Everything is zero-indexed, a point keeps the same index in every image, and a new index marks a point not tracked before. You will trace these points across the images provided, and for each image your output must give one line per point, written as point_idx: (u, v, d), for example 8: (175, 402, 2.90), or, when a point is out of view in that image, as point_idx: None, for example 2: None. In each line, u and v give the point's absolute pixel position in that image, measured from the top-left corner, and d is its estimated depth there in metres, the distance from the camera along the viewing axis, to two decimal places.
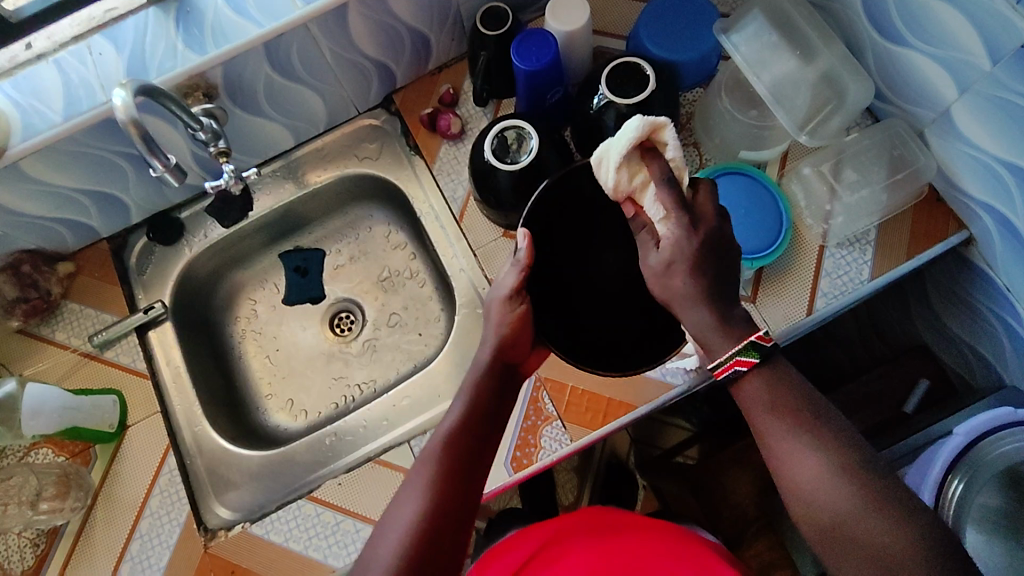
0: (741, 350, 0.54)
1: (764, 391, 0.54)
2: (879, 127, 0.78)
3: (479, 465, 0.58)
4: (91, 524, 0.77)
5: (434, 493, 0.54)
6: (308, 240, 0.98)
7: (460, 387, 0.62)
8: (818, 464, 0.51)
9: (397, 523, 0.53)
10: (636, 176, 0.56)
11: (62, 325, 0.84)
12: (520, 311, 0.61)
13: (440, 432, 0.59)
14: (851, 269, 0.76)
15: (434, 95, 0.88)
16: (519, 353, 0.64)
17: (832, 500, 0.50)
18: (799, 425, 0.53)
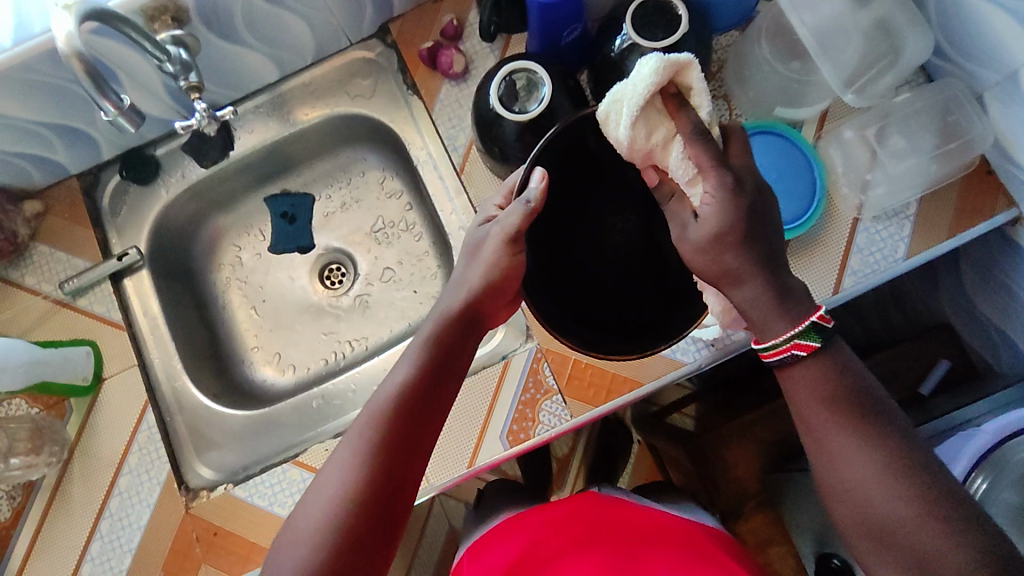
0: (801, 333, 0.50)
1: (818, 380, 0.50)
2: (931, 87, 0.70)
3: (431, 425, 0.54)
4: (69, 478, 0.74)
5: (377, 454, 0.51)
6: (296, 183, 0.91)
7: (419, 333, 0.57)
8: (873, 463, 0.48)
9: (336, 480, 0.50)
10: (657, 131, 0.49)
11: (31, 268, 0.78)
12: (515, 258, 0.55)
13: (395, 381, 0.54)
14: (886, 245, 0.69)
15: (435, 26, 0.78)
16: (492, 302, 0.58)
17: (885, 501, 0.48)
18: (855, 420, 0.49)
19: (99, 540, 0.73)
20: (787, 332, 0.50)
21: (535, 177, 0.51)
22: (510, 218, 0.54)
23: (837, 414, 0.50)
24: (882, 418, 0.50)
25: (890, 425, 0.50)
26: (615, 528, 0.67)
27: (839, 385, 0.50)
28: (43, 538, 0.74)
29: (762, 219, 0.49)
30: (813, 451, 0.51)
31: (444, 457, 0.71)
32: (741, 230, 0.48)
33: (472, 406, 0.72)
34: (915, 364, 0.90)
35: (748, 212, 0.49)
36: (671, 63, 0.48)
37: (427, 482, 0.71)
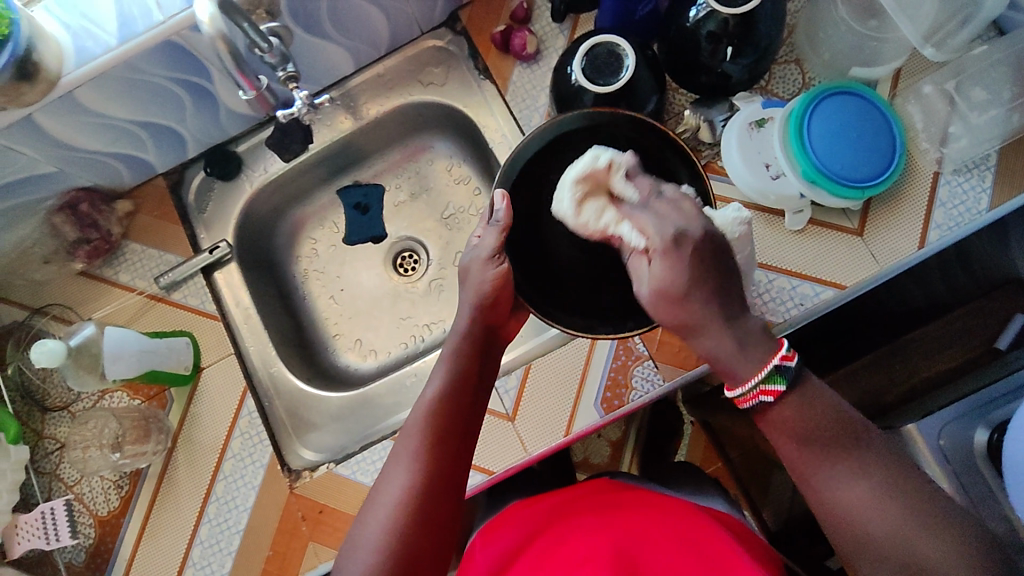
0: (765, 378, 0.54)
1: (798, 413, 0.54)
2: (1005, 39, 0.71)
3: (466, 431, 0.60)
4: (174, 466, 0.76)
5: (424, 463, 0.56)
6: (367, 174, 0.93)
7: (441, 353, 0.63)
8: (866, 489, 0.51)
9: (389, 491, 0.56)
10: (599, 211, 0.58)
11: (124, 266, 0.81)
12: (501, 271, 0.60)
13: (426, 398, 0.60)
14: (969, 198, 0.70)
15: (505, 10, 0.81)
16: (499, 318, 0.64)
17: (882, 523, 0.50)
18: (833, 455, 0.53)
19: (207, 524, 0.75)
20: (753, 378, 0.55)
21: (498, 199, 0.60)
22: (488, 240, 0.61)
23: (818, 449, 0.53)
24: (862, 449, 0.53)
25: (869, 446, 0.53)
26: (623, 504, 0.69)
27: (817, 422, 0.54)
28: (153, 524, 0.75)
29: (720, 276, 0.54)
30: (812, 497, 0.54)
31: (541, 426, 0.73)
32: (696, 285, 0.53)
33: (564, 378, 0.74)
34: (991, 322, 0.89)
35: (703, 261, 0.53)
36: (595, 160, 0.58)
37: (525, 451, 0.73)
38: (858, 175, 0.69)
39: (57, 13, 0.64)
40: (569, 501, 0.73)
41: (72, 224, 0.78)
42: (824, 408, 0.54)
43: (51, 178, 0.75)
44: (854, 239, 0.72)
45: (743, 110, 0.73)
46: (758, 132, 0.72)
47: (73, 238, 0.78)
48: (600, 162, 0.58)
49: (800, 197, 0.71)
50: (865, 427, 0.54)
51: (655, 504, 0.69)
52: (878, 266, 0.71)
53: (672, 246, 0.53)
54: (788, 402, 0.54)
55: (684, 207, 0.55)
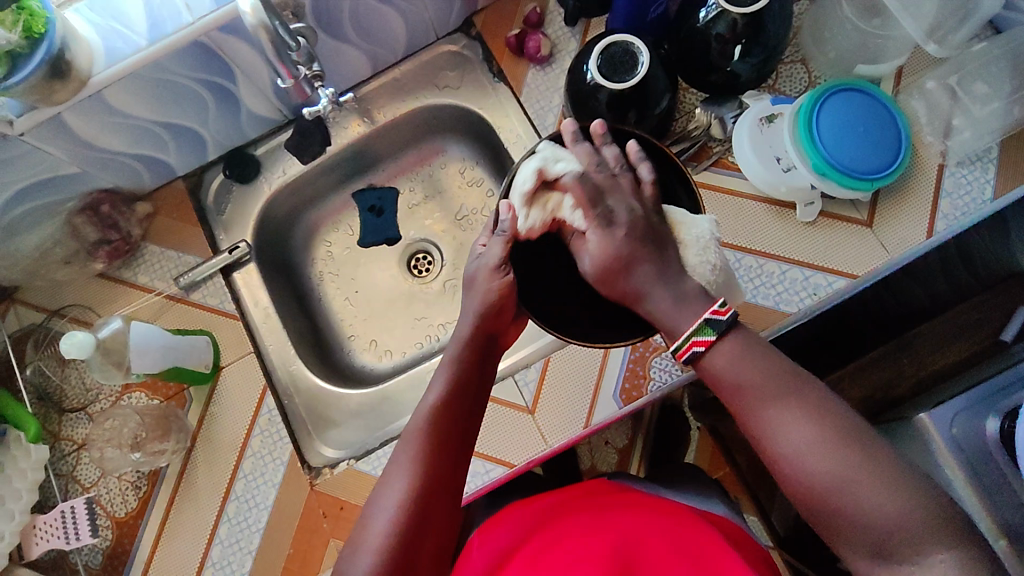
0: (696, 330, 0.53)
1: (734, 359, 0.53)
2: (1002, 37, 0.74)
3: (466, 439, 0.58)
4: (193, 465, 0.76)
5: (425, 469, 0.54)
6: (381, 177, 0.95)
7: (441, 361, 0.60)
8: (803, 433, 0.50)
9: (387, 502, 0.53)
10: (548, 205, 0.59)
11: (144, 267, 0.81)
12: (509, 280, 0.59)
13: (426, 405, 0.57)
14: (973, 188, 0.72)
15: (519, 16, 0.83)
16: (501, 325, 0.61)
17: (819, 467, 0.49)
18: (770, 397, 0.51)
19: (226, 523, 0.74)
20: (688, 329, 0.53)
21: (504, 210, 0.60)
22: (493, 249, 0.60)
23: (753, 390, 0.52)
24: (801, 390, 0.51)
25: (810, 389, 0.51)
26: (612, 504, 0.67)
27: (755, 364, 0.52)
28: (171, 525, 0.75)
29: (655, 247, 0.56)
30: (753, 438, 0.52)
31: (561, 419, 0.73)
32: (637, 252, 0.55)
33: (583, 371, 0.74)
34: (996, 315, 0.90)
35: (636, 237, 0.56)
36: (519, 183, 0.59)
37: (545, 443, 0.73)
38: (866, 168, 0.71)
39: (87, 15, 0.65)
40: (567, 500, 0.70)
41: (93, 225, 0.79)
42: (754, 350, 0.53)
43: (74, 179, 0.76)
44: (864, 230, 0.74)
45: (752, 107, 0.75)
46: (769, 128, 0.74)
47: (93, 239, 0.79)
48: (531, 176, 0.59)
49: (810, 190, 0.73)
50: (796, 368, 0.53)
51: (642, 505, 0.67)
52: (889, 256, 0.73)
53: (608, 224, 0.56)
54: (722, 348, 0.53)
55: (610, 199, 0.58)
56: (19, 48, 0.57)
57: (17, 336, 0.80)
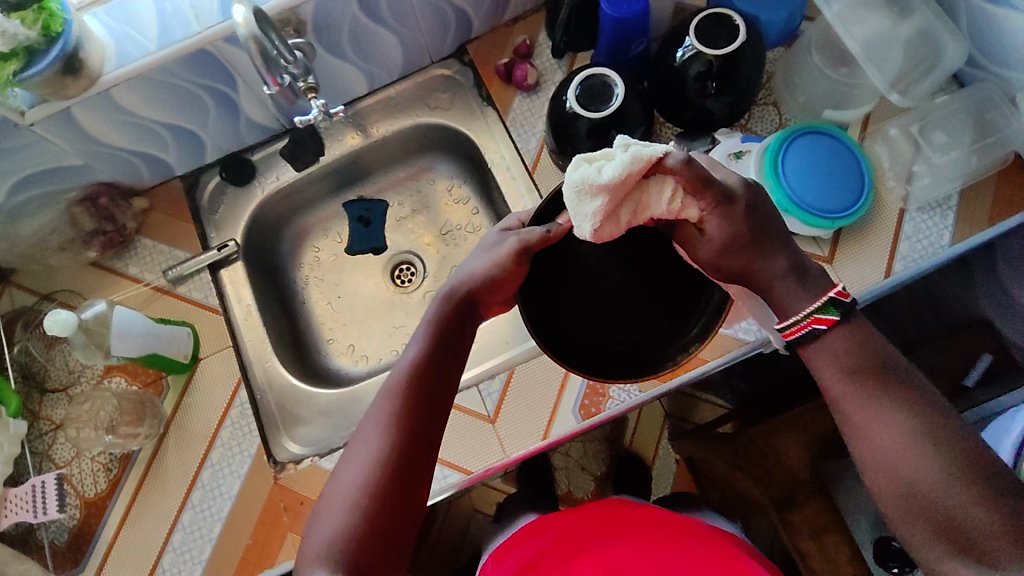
0: (821, 308, 0.55)
1: (846, 351, 0.56)
2: (965, 91, 0.78)
3: (444, 394, 0.57)
4: (164, 451, 0.79)
5: (400, 424, 0.54)
6: (371, 190, 0.99)
7: (423, 318, 0.60)
8: (896, 430, 0.53)
9: (360, 454, 0.54)
10: (628, 211, 0.52)
11: (135, 259, 0.85)
12: (518, 261, 0.57)
13: (405, 360, 0.58)
14: (931, 233, 0.75)
15: (509, 46, 0.88)
16: (490, 293, 0.60)
17: (909, 465, 0.51)
18: (872, 390, 0.54)
19: (190, 510, 0.76)
20: (808, 307, 0.56)
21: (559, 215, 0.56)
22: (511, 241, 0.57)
23: (856, 385, 0.54)
24: (888, 388, 0.54)
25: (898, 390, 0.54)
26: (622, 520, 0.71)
27: (852, 356, 0.55)
28: (137, 508, 0.77)
29: (765, 231, 0.56)
30: (845, 425, 0.56)
31: (520, 430, 0.76)
32: (750, 229, 0.56)
33: (545, 384, 0.77)
34: None
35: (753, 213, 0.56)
36: (630, 154, 0.50)
37: (504, 452, 0.75)
38: (827, 207, 0.74)
39: (104, 21, 0.71)
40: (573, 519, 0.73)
41: (90, 215, 0.83)
42: (849, 351, 0.56)
43: (76, 171, 0.81)
44: (824, 264, 0.76)
45: (723, 143, 0.79)
46: (736, 163, 0.77)
47: (89, 229, 0.83)
48: (623, 166, 0.49)
49: None
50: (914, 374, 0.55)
51: (660, 529, 0.70)
52: (846, 291, 0.75)
53: (721, 208, 0.55)
54: (832, 337, 0.56)
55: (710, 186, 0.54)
56: (36, 44, 0.62)
57: (8, 316, 0.83)
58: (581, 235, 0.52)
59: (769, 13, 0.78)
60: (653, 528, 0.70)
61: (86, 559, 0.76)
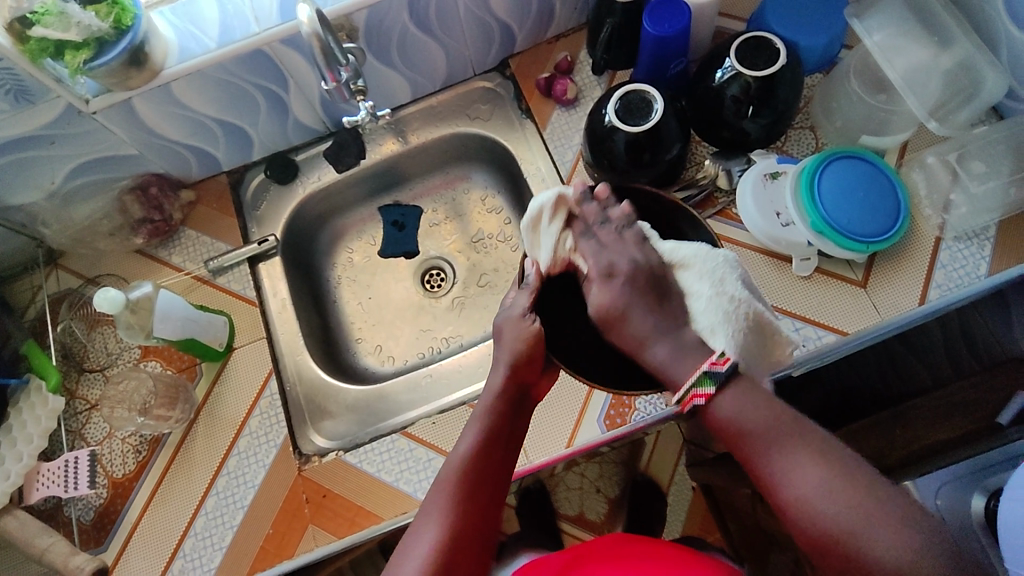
0: (697, 381, 0.56)
1: (738, 403, 0.55)
2: (1004, 123, 0.78)
3: (495, 490, 0.60)
4: (193, 436, 0.80)
5: (451, 521, 0.57)
6: (407, 196, 1.01)
7: (474, 411, 0.64)
8: (812, 474, 0.52)
9: (416, 548, 0.57)
10: (560, 241, 0.66)
11: (178, 248, 0.88)
12: (534, 329, 0.62)
13: (456, 456, 0.61)
14: (968, 263, 0.75)
15: (551, 61, 0.92)
16: (532, 377, 0.65)
17: (831, 510, 0.51)
18: (773, 441, 0.54)
19: (214, 496, 0.77)
20: (689, 380, 0.56)
21: (529, 266, 0.66)
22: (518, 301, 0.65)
23: (758, 435, 0.54)
24: (797, 431, 0.54)
25: (800, 429, 0.54)
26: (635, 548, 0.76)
27: (758, 406, 0.55)
28: (163, 491, 0.78)
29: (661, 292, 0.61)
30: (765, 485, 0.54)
31: (544, 436, 0.76)
32: (636, 298, 0.61)
33: (572, 393, 0.77)
34: None
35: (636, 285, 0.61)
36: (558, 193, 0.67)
37: (527, 458, 0.75)
38: (862, 232, 0.74)
39: (170, 18, 0.75)
40: (586, 551, 0.77)
41: (140, 204, 0.86)
42: (757, 398, 0.55)
43: (130, 159, 0.84)
44: (858, 290, 0.76)
45: (759, 163, 0.80)
46: (771, 184, 0.79)
47: (138, 217, 0.86)
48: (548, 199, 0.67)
49: (808, 245, 0.76)
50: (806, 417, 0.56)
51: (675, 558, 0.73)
52: (879, 318, 0.75)
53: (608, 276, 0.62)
54: (726, 396, 0.56)
55: (630, 235, 0.64)
56: (107, 35, 0.66)
57: (53, 297, 0.87)
58: (528, 263, 0.67)
59: (809, 39, 0.79)
60: (662, 554, 0.74)
61: (109, 539, 0.77)
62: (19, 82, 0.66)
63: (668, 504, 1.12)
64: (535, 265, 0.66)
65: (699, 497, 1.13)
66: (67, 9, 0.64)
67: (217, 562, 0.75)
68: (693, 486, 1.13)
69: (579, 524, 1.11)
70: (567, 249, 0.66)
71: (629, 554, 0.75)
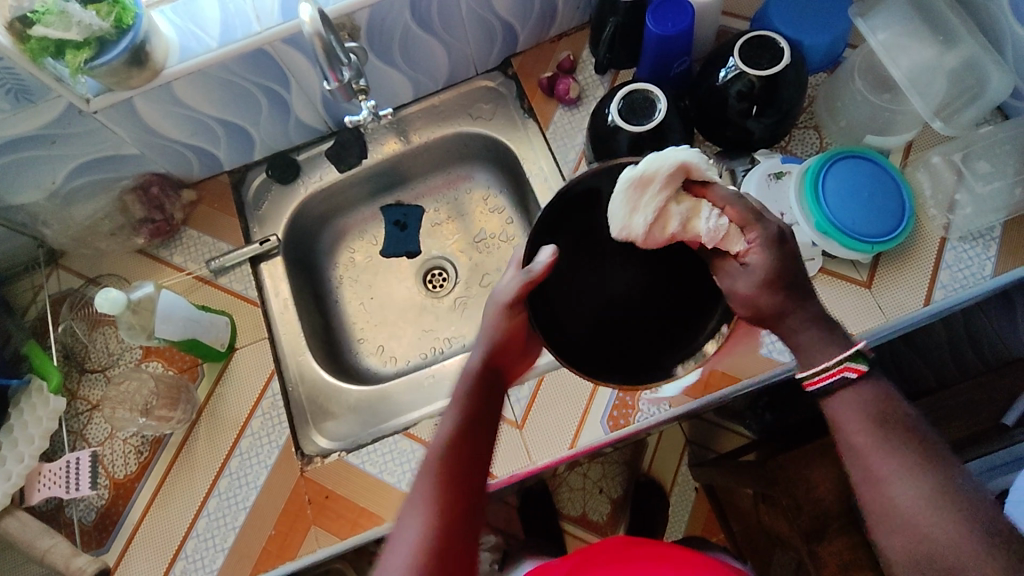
0: (851, 357, 0.51)
1: (864, 403, 0.52)
2: (1009, 122, 0.78)
3: (480, 474, 0.54)
4: (194, 437, 0.80)
5: (435, 512, 0.50)
6: (409, 195, 1.01)
7: (449, 397, 0.58)
8: (921, 493, 0.48)
9: (400, 547, 0.49)
10: (672, 220, 0.48)
11: (179, 248, 0.88)
12: (520, 319, 0.56)
13: (437, 443, 0.54)
14: (973, 263, 0.74)
15: (553, 61, 0.91)
16: (510, 358, 0.60)
17: (934, 528, 0.47)
18: (897, 448, 0.50)
19: (216, 497, 0.77)
20: (837, 356, 0.52)
21: (543, 254, 0.49)
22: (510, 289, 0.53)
23: (878, 441, 0.50)
24: (925, 450, 0.50)
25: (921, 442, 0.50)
26: (643, 550, 0.75)
27: (877, 413, 0.51)
28: (164, 492, 0.78)
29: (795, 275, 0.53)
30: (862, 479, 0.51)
31: (546, 438, 0.75)
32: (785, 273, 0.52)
33: (575, 394, 0.77)
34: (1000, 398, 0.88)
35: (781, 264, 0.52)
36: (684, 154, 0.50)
37: (530, 460, 0.75)
38: (868, 231, 0.74)
39: (171, 18, 0.75)
40: (593, 552, 0.77)
41: (141, 204, 0.86)
42: (883, 402, 0.52)
43: (131, 159, 0.84)
44: (863, 291, 0.75)
45: (763, 163, 0.79)
46: (775, 184, 0.78)
47: (139, 217, 0.86)
48: (671, 163, 0.49)
49: (812, 246, 0.76)
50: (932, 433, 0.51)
51: (680, 557, 0.74)
52: (885, 318, 0.74)
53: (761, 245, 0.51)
54: (857, 389, 0.52)
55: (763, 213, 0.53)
56: (108, 35, 0.66)
57: (55, 297, 0.86)
58: (621, 237, 0.49)
59: (812, 39, 0.79)
60: (668, 555, 0.74)
61: (110, 540, 0.77)
62: (19, 81, 0.66)
63: (670, 504, 1.15)
64: (632, 242, 0.49)
65: (700, 499, 1.16)
66: (67, 8, 0.63)
67: (219, 563, 0.74)
68: (695, 488, 1.16)
69: (581, 525, 1.12)
70: (681, 233, 0.49)
71: (640, 554, 0.75)
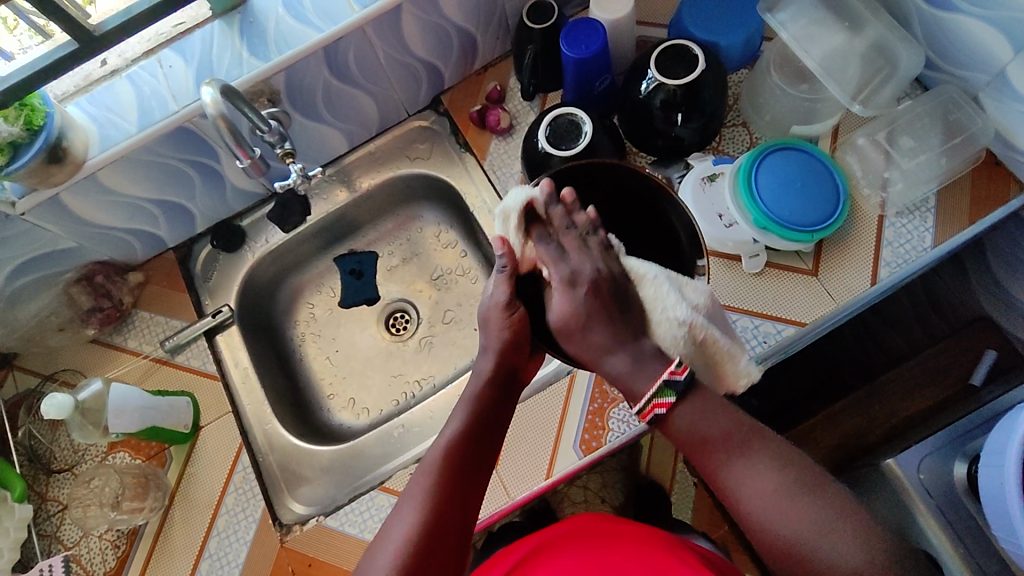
0: (656, 393, 0.54)
1: (693, 416, 0.54)
2: (928, 94, 0.79)
3: (476, 478, 0.58)
4: (169, 523, 0.78)
5: (430, 507, 0.54)
6: (361, 243, 1.01)
7: (461, 396, 0.61)
8: (767, 485, 0.51)
9: (393, 535, 0.53)
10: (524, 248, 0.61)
11: (132, 332, 0.87)
12: (517, 317, 0.60)
13: (439, 442, 0.58)
14: (913, 237, 0.75)
15: (481, 93, 0.92)
16: (520, 360, 0.62)
17: (789, 519, 0.50)
18: (732, 445, 0.53)
19: None
20: (649, 391, 0.54)
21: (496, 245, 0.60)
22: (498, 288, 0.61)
23: (719, 443, 0.53)
24: (761, 439, 0.53)
25: (754, 432, 0.54)
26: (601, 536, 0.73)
27: (709, 414, 0.54)
28: None
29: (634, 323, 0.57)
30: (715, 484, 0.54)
31: (522, 472, 0.75)
32: (596, 314, 0.57)
33: (546, 421, 0.77)
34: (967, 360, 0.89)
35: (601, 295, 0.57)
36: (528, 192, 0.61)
37: (508, 496, 0.74)
38: (804, 222, 0.74)
39: (87, 109, 0.74)
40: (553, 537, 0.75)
41: (87, 295, 0.85)
42: (712, 404, 0.55)
43: (70, 253, 0.83)
44: (810, 279, 0.76)
45: (696, 167, 0.81)
46: (710, 187, 0.79)
47: (86, 307, 0.85)
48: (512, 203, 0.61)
49: (754, 242, 0.77)
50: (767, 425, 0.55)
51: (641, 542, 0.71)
52: (835, 304, 0.75)
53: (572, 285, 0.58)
54: (681, 409, 0.54)
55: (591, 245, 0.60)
56: (20, 138, 0.65)
57: (13, 400, 0.85)
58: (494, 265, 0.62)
59: (727, 38, 0.80)
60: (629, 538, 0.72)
61: None
62: None
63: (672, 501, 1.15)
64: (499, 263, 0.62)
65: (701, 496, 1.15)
66: None
67: None
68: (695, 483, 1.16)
69: None
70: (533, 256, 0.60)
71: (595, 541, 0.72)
